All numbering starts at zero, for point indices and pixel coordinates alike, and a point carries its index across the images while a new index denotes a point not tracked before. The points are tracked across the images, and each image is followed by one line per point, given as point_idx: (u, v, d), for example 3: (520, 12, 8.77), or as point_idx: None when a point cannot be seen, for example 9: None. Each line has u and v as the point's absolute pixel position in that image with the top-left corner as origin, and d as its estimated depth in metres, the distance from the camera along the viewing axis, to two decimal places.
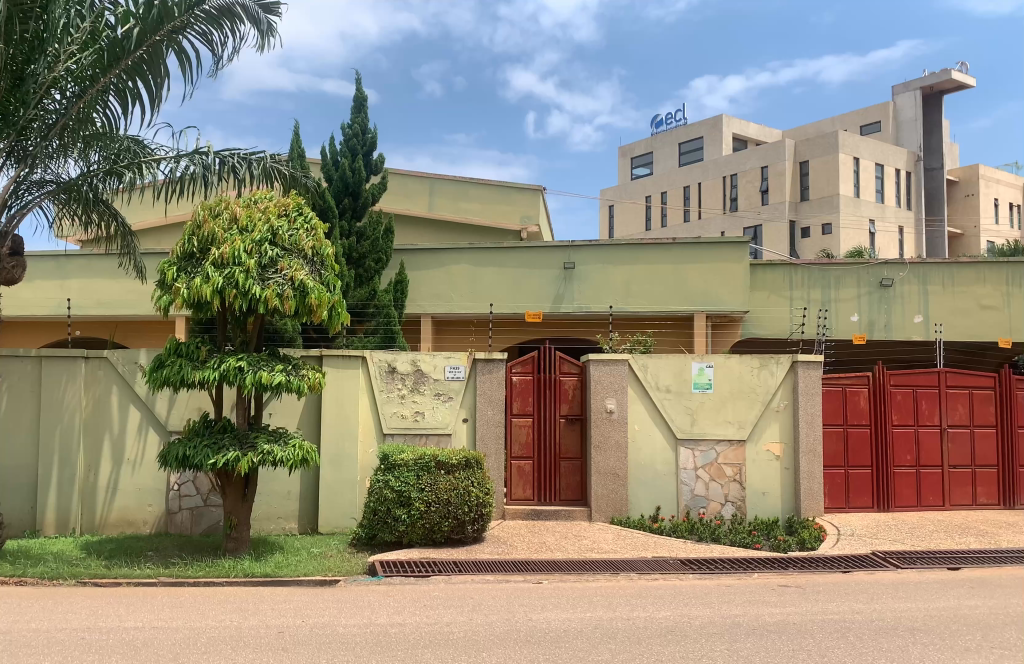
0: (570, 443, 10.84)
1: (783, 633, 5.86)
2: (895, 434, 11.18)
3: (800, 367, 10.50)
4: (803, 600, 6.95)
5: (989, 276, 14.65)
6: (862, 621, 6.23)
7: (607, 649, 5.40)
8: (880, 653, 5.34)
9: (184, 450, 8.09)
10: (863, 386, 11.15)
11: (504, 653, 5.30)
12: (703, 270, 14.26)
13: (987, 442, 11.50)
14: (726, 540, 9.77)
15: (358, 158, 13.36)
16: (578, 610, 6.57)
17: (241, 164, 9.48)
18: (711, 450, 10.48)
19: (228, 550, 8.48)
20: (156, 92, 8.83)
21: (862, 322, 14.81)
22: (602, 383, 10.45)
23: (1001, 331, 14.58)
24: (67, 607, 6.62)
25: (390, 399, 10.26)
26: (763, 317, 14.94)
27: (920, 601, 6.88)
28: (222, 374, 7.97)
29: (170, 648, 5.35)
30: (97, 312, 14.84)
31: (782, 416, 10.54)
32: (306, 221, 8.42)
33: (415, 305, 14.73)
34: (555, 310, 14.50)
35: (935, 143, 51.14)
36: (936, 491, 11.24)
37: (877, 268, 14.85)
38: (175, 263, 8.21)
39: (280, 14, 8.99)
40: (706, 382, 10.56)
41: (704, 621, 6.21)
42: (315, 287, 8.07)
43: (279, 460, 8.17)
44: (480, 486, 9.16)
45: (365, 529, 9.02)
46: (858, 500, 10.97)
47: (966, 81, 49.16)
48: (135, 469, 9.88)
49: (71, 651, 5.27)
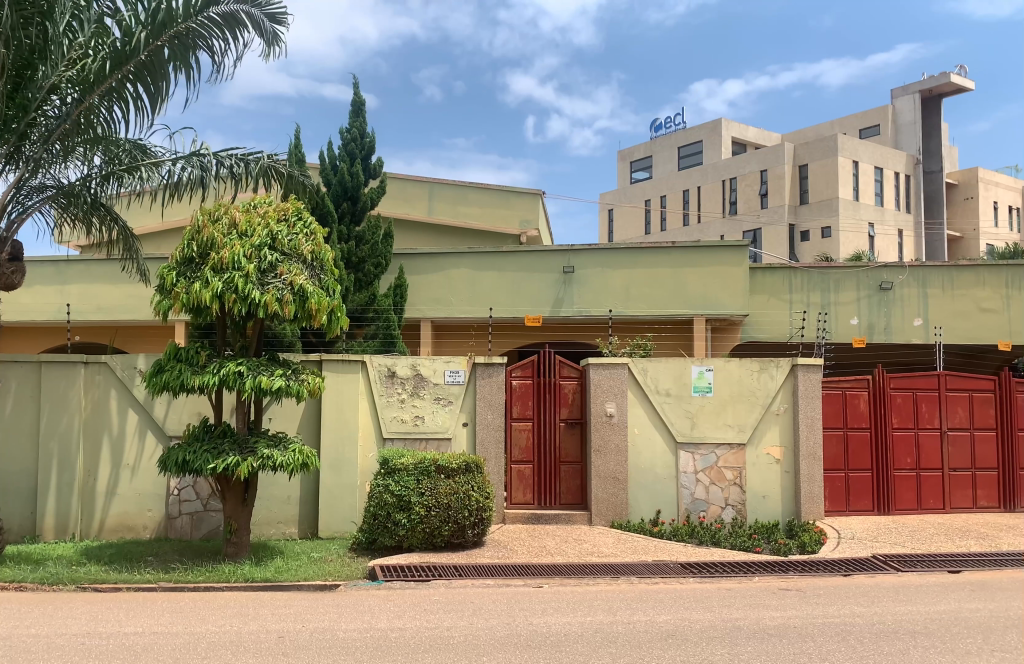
0: (570, 447, 10.84)
1: (784, 636, 5.85)
2: (895, 438, 11.17)
3: (800, 371, 10.51)
4: (803, 604, 6.95)
5: (989, 279, 14.65)
6: (863, 624, 6.23)
7: (607, 653, 5.40)
8: (881, 656, 5.34)
9: (183, 455, 8.08)
10: (863, 389, 11.14)
11: (504, 657, 5.29)
12: (703, 273, 14.27)
13: (987, 444, 11.49)
14: (726, 544, 9.74)
15: (357, 163, 13.38)
16: (578, 614, 6.56)
17: (238, 165, 9.48)
18: (711, 454, 10.47)
19: (227, 555, 8.47)
20: (157, 98, 8.84)
21: (862, 325, 14.81)
22: (602, 387, 10.44)
23: (1001, 333, 14.58)
24: (67, 612, 6.61)
25: (390, 403, 10.27)
26: (763, 320, 14.94)
27: (921, 604, 6.88)
28: (222, 379, 7.97)
29: (170, 653, 5.35)
30: (97, 317, 14.84)
31: (782, 419, 10.54)
32: (305, 226, 8.42)
33: (415, 309, 14.74)
34: (555, 314, 14.50)
35: (935, 146, 51.03)
36: (936, 494, 11.23)
37: (876, 271, 14.85)
38: (174, 268, 8.22)
39: (285, 24, 9.01)
40: (706, 385, 10.56)
41: (705, 624, 6.21)
42: (315, 292, 8.07)
43: (279, 464, 8.14)
44: (480, 491, 9.15)
45: (365, 534, 9.00)
46: (858, 503, 10.96)
47: (965, 84, 49.21)
48: (135, 474, 9.87)
49: (71, 656, 5.27)
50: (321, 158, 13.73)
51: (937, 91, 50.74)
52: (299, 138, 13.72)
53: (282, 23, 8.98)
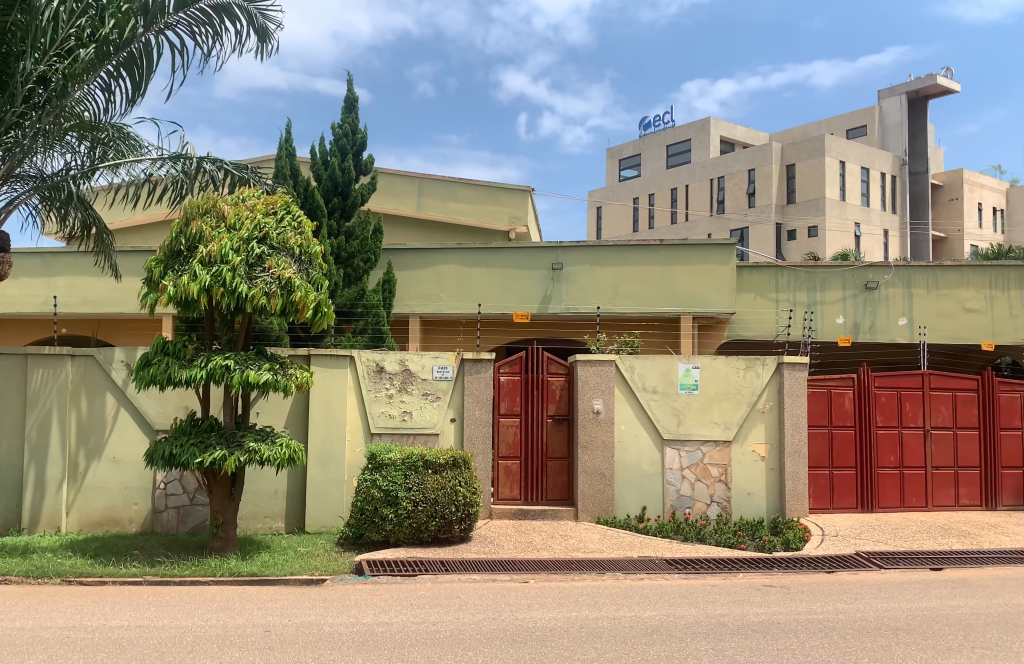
0: (557, 443, 10.88)
1: (767, 632, 5.92)
2: (879, 436, 11.30)
3: (785, 368, 10.59)
4: (787, 600, 7.03)
5: (973, 279, 14.80)
6: (846, 620, 6.32)
7: (593, 648, 5.45)
8: (864, 652, 5.42)
9: (170, 449, 8.08)
10: (848, 387, 11.26)
11: (489, 652, 5.34)
12: (692, 272, 14.34)
13: (970, 444, 11.63)
14: (711, 540, 9.83)
15: (347, 158, 13.34)
16: (564, 609, 6.62)
17: (218, 168, 9.53)
18: (696, 451, 10.55)
19: (214, 549, 8.46)
20: (141, 91, 8.83)
21: (848, 324, 14.94)
22: (589, 384, 10.52)
23: (984, 333, 14.73)
24: (51, 605, 6.60)
25: (378, 398, 10.28)
26: (749, 319, 15.05)
27: (903, 601, 6.97)
28: (208, 373, 7.97)
29: (155, 648, 5.35)
30: (83, 311, 14.78)
31: (768, 416, 10.62)
32: (293, 219, 8.42)
33: (404, 306, 14.71)
34: (543, 311, 14.55)
35: (921, 147, 51.45)
36: (919, 492, 11.37)
37: (862, 271, 14.99)
38: (161, 260, 8.25)
39: (275, 21, 9.04)
40: (693, 383, 10.64)
41: (689, 620, 6.26)
42: (301, 285, 8.06)
43: (265, 459, 8.16)
44: (468, 486, 9.18)
45: (352, 528, 9.07)
46: (842, 500, 11.07)
47: (953, 86, 49.70)
48: (122, 468, 9.86)
49: (55, 649, 5.27)
50: (311, 153, 13.69)
51: (925, 93, 51.28)
52: (289, 132, 13.69)
53: (272, 20, 9.00)
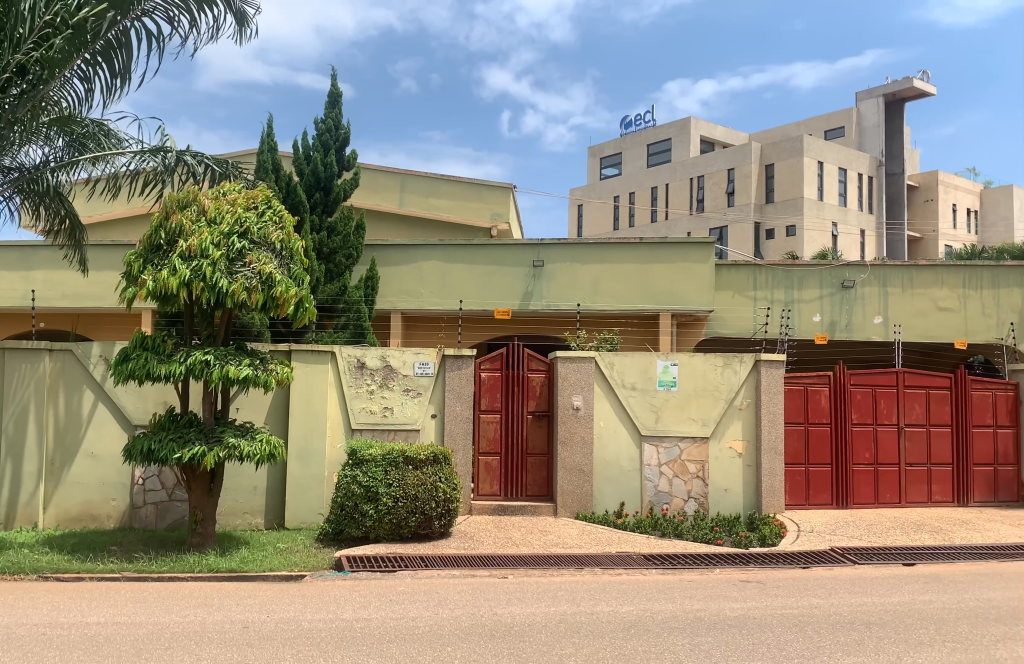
0: (537, 440, 10.95)
1: (742, 627, 6.03)
2: (854, 433, 11.49)
3: (762, 365, 10.73)
4: (763, 595, 7.15)
5: (946, 278, 15.05)
6: (820, 615, 6.44)
7: (570, 643, 5.52)
8: (836, 646, 5.54)
9: (149, 444, 8.05)
10: (824, 384, 11.43)
11: (468, 647, 5.40)
12: (672, 269, 14.46)
13: (942, 441, 11.85)
14: (688, 536, 9.95)
15: (330, 153, 13.37)
16: (542, 605, 6.69)
17: (199, 163, 9.47)
18: (674, 447, 10.66)
19: (192, 545, 8.44)
20: (120, 82, 8.78)
21: (825, 322, 15.13)
22: (569, 380, 10.60)
23: (957, 331, 15.00)
24: (27, 602, 6.56)
25: (358, 394, 10.30)
26: (728, 317, 15.24)
27: (875, 596, 7.12)
28: (188, 368, 7.96)
29: (133, 644, 5.35)
30: (61, 305, 14.63)
31: (745, 413, 10.75)
32: (274, 213, 8.41)
33: (386, 302, 14.72)
34: (524, 307, 14.61)
35: (899, 149, 52.07)
36: (893, 488, 11.57)
37: (839, 269, 15.20)
38: (140, 254, 8.21)
39: (253, 8, 9.03)
40: (671, 379, 10.75)
41: (666, 615, 6.36)
42: (282, 280, 8.04)
43: (245, 454, 8.14)
44: (448, 482, 9.22)
45: (332, 524, 9.10)
46: (817, 496, 11.26)
47: (931, 89, 50.35)
48: (100, 463, 9.81)
49: (31, 647, 5.25)
50: (293, 147, 13.65)
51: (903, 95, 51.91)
52: (271, 127, 13.66)
53: (249, 5, 8.98)
